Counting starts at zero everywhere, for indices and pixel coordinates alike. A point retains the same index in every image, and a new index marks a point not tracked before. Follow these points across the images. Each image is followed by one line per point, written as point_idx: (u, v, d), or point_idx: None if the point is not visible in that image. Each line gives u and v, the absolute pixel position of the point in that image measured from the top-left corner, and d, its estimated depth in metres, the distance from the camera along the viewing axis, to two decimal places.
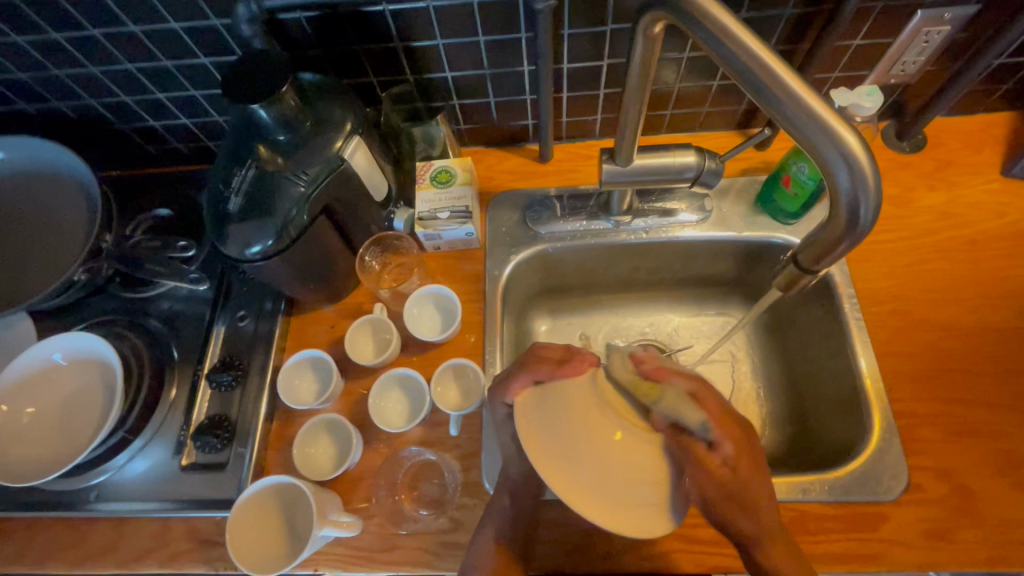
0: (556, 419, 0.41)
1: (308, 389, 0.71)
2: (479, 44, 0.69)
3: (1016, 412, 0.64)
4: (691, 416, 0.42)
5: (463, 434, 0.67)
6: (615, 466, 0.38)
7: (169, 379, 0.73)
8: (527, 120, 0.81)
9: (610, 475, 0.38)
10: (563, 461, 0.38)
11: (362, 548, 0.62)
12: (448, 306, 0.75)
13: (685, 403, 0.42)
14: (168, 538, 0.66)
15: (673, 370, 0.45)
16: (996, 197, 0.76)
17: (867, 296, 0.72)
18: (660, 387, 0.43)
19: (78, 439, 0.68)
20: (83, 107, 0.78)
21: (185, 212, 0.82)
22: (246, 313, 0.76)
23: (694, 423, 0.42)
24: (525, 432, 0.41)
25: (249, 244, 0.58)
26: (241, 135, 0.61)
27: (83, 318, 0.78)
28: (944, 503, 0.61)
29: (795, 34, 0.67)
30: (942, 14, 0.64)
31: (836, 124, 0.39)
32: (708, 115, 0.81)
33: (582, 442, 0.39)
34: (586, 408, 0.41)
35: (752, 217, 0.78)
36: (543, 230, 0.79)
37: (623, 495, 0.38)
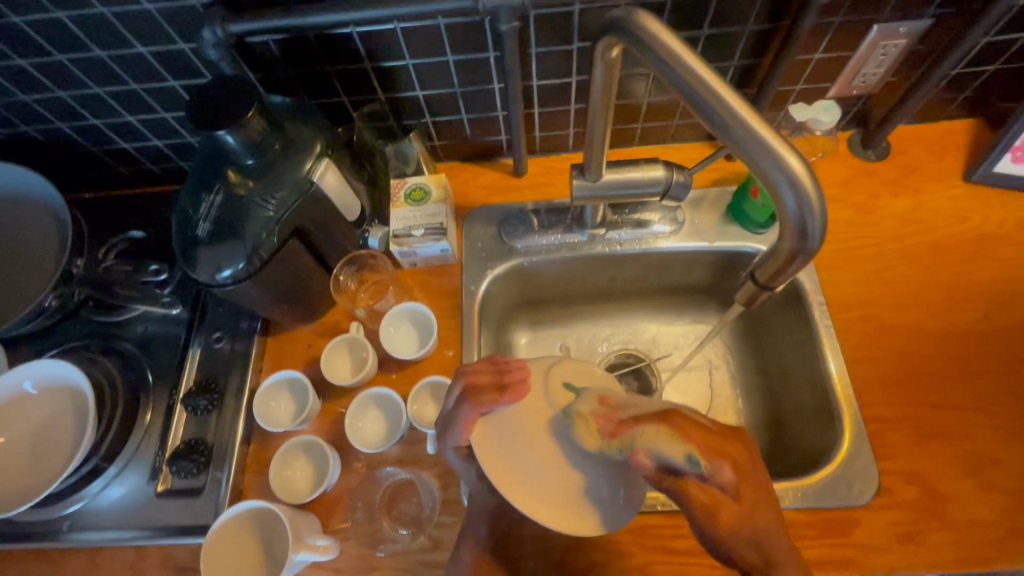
0: (518, 450, 0.46)
1: (284, 411, 0.70)
2: (448, 63, 0.69)
3: (982, 413, 0.65)
4: (672, 452, 0.38)
5: (441, 451, 0.67)
6: (564, 470, 0.45)
7: (143, 403, 0.72)
8: (500, 136, 0.82)
9: (561, 484, 0.45)
10: (520, 485, 0.44)
11: (341, 570, 0.62)
12: (424, 322, 0.75)
13: (662, 434, 0.39)
14: (144, 566, 0.65)
15: (641, 413, 0.41)
16: (958, 202, 0.78)
17: (837, 303, 0.73)
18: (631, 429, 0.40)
19: (51, 468, 0.67)
20: (52, 131, 0.77)
21: (159, 234, 0.81)
22: (222, 335, 0.75)
23: (681, 463, 0.38)
24: (487, 458, 0.46)
25: (219, 268, 0.58)
26: (210, 160, 0.61)
27: (56, 344, 0.77)
28: (914, 506, 0.62)
29: (757, 49, 0.69)
30: (898, 28, 0.66)
31: (781, 148, 0.40)
32: (678, 127, 0.83)
33: (537, 458, 0.45)
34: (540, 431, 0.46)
35: (723, 226, 0.80)
36: (519, 244, 0.80)
37: (571, 500, 0.45)
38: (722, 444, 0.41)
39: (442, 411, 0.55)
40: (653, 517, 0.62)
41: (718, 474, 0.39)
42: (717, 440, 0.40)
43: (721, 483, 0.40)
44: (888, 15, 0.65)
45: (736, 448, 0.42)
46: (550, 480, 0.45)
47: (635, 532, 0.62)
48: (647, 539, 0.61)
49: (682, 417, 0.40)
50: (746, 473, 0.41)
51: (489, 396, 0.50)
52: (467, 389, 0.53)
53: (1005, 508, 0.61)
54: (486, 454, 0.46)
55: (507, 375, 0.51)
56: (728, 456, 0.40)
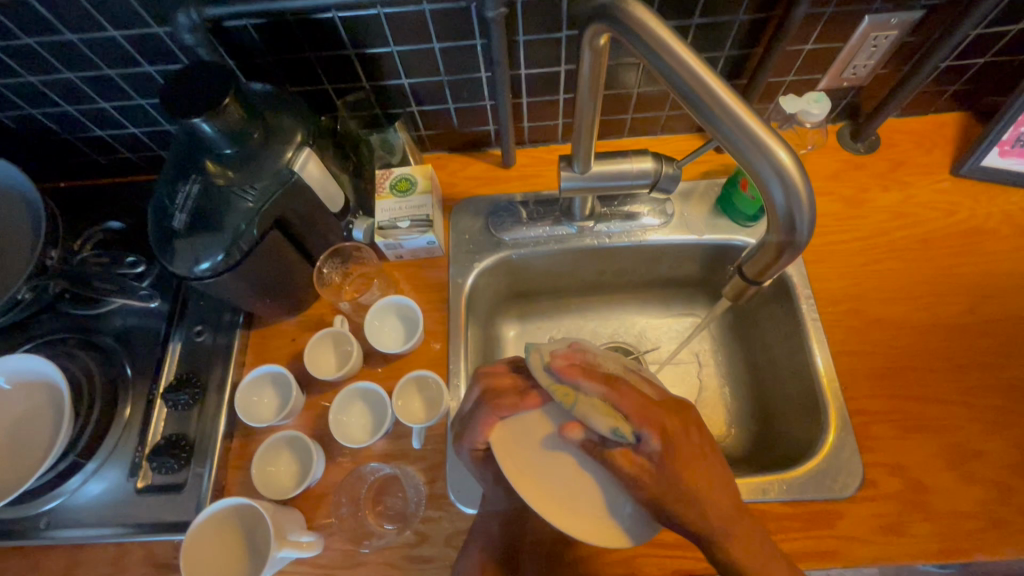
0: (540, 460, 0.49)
1: (268, 406, 0.69)
2: (434, 51, 0.68)
3: (965, 406, 0.66)
4: (602, 419, 0.45)
5: (427, 446, 0.67)
6: (586, 480, 0.48)
7: (123, 398, 0.71)
8: (488, 126, 0.81)
9: (585, 494, 0.48)
10: (543, 495, 0.47)
11: (326, 566, 0.62)
12: (410, 316, 0.74)
13: (598, 408, 0.46)
14: (125, 563, 0.64)
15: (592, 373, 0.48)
16: (945, 196, 0.78)
17: (824, 296, 0.73)
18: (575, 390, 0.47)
19: (27, 464, 0.65)
20: (24, 117, 0.75)
21: (137, 225, 0.79)
22: (203, 328, 0.74)
23: (606, 426, 0.45)
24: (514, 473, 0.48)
25: (197, 261, 0.57)
26: (187, 149, 0.59)
27: (31, 337, 0.75)
28: (898, 498, 0.62)
29: (748, 40, 0.68)
30: (889, 20, 0.65)
31: (771, 142, 0.39)
32: (668, 118, 0.82)
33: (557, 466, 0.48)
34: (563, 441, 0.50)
35: (712, 219, 0.79)
36: (506, 237, 0.79)
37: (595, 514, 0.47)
38: (655, 415, 0.47)
39: (460, 413, 0.57)
40: None
41: (647, 438, 0.46)
42: (651, 413, 0.47)
43: (646, 444, 0.46)
44: (880, 6, 0.64)
45: (672, 416, 0.49)
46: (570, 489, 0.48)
47: None
48: None
49: (622, 386, 0.48)
50: (676, 441, 0.48)
51: (511, 400, 0.52)
52: (488, 390, 0.54)
53: (986, 499, 0.62)
54: (511, 462, 0.49)
55: (533, 380, 0.53)
56: (658, 422, 0.47)
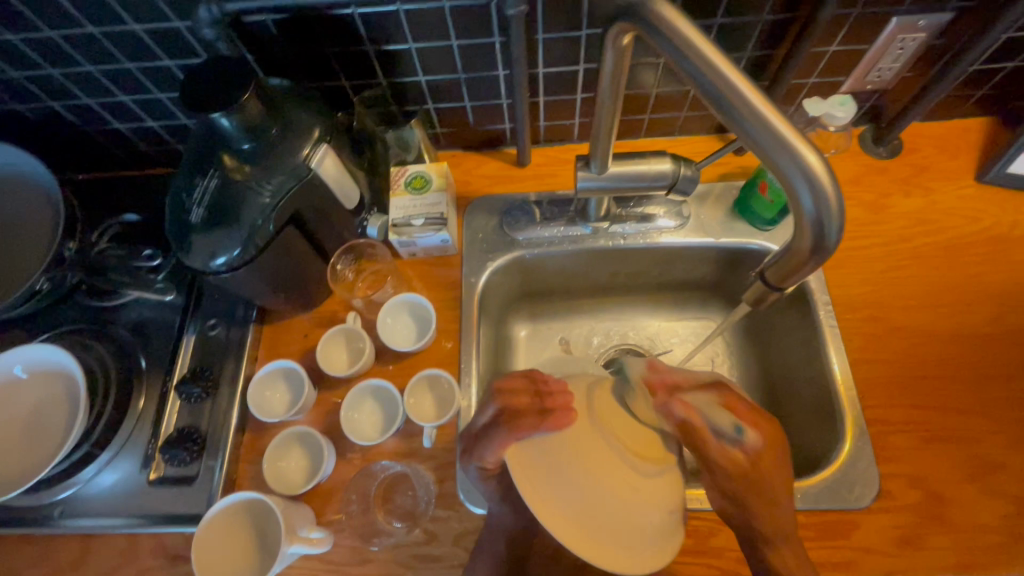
0: (564, 481, 0.39)
1: (279, 401, 0.69)
2: (453, 48, 0.67)
3: (986, 418, 0.65)
4: (721, 421, 0.44)
5: (438, 445, 0.66)
6: (624, 509, 0.38)
7: (137, 390, 0.71)
8: (504, 124, 0.80)
9: (626, 522, 0.38)
10: (569, 521, 0.38)
11: (335, 562, 0.62)
12: (423, 314, 0.74)
13: (716, 405, 0.44)
14: (138, 554, 0.65)
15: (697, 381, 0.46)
16: (970, 202, 0.76)
17: (843, 302, 0.72)
18: (690, 393, 0.44)
19: (42, 453, 0.66)
20: (44, 110, 0.75)
21: (153, 218, 0.79)
22: (217, 322, 0.74)
23: (725, 428, 0.45)
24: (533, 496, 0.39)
25: (214, 255, 0.57)
26: (205, 143, 0.59)
27: (48, 327, 0.75)
28: (915, 509, 0.61)
29: (771, 40, 0.67)
30: (917, 22, 0.64)
31: (799, 144, 0.38)
32: (686, 119, 0.81)
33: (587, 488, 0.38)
34: (597, 457, 0.39)
35: (729, 222, 0.78)
36: (520, 236, 0.78)
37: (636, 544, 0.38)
38: (755, 418, 0.47)
39: (473, 428, 0.56)
40: None
41: (751, 442, 0.46)
42: (751, 417, 0.46)
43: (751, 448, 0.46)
44: (908, 8, 0.63)
45: (764, 417, 0.48)
46: (605, 516, 0.38)
47: None
48: None
49: (727, 392, 0.46)
50: (774, 444, 0.48)
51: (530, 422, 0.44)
52: (505, 409, 0.53)
53: (1006, 513, 0.60)
54: (526, 477, 0.40)
55: (549, 401, 0.45)
56: (763, 425, 0.47)
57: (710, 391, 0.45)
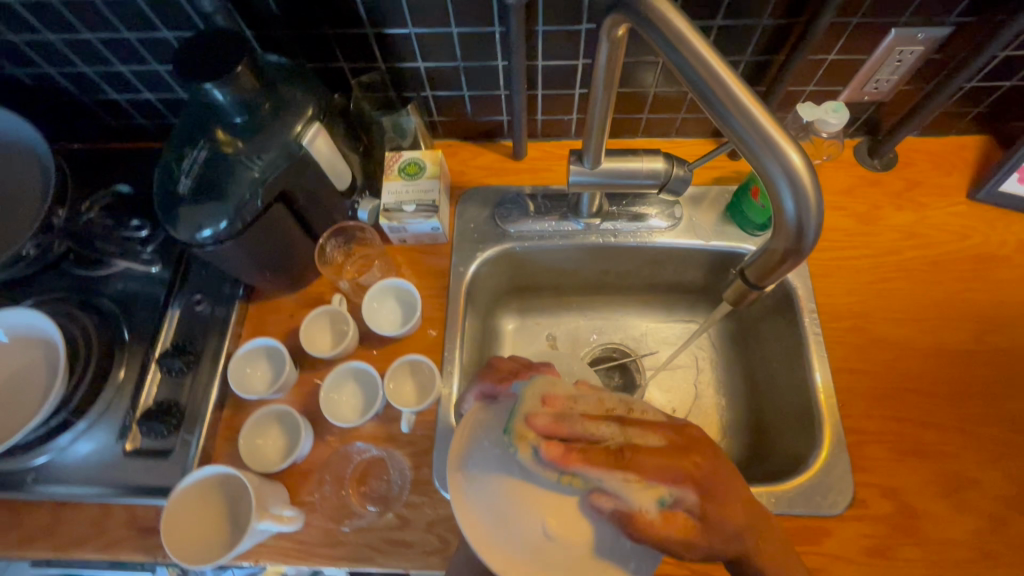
0: (493, 513, 0.39)
1: (260, 378, 0.69)
2: (452, 36, 0.67)
3: (963, 433, 0.65)
4: (642, 497, 0.37)
5: (416, 431, 0.66)
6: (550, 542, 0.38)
7: (118, 361, 0.71)
8: (502, 116, 0.80)
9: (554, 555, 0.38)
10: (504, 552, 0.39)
11: (306, 543, 0.62)
12: (409, 300, 0.73)
13: (631, 482, 0.37)
14: (108, 524, 0.65)
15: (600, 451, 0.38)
16: (961, 219, 0.76)
17: (828, 311, 0.72)
18: (584, 473, 0.38)
19: (19, 417, 0.66)
20: (41, 76, 0.75)
21: (144, 190, 0.79)
22: (203, 298, 0.74)
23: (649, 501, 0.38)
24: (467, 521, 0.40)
25: (200, 228, 0.57)
26: (199, 116, 0.59)
27: (32, 294, 0.75)
28: (887, 520, 0.61)
29: (770, 46, 0.67)
30: (916, 34, 0.64)
31: (784, 142, 0.38)
32: (684, 121, 0.81)
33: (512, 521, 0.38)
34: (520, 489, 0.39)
35: (721, 226, 0.78)
36: (511, 229, 0.78)
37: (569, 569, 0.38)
38: (673, 468, 0.39)
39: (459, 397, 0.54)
40: None
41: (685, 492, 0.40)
42: (679, 464, 0.40)
43: (686, 499, 0.40)
44: (907, 19, 0.63)
45: (696, 452, 0.42)
46: (531, 549, 0.38)
47: None
48: None
49: (638, 452, 0.39)
50: (714, 482, 0.42)
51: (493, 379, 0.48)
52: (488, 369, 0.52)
53: (977, 529, 0.60)
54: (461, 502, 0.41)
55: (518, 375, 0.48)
56: (696, 468, 0.41)
57: (613, 462, 0.38)
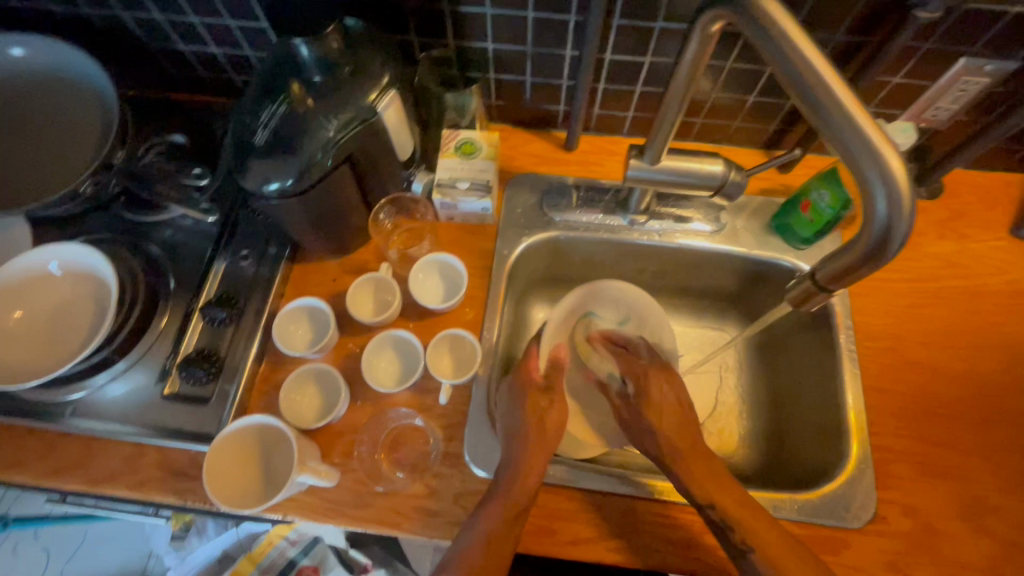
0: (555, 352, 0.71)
1: (301, 337, 0.71)
2: (527, 20, 0.68)
3: (988, 461, 0.66)
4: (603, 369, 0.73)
5: (451, 405, 0.68)
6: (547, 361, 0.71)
7: (162, 307, 0.72)
8: (559, 106, 0.81)
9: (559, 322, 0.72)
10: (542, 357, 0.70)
11: (334, 501, 0.63)
12: (453, 277, 0.75)
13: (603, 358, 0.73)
14: (141, 463, 0.66)
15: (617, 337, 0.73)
16: (1001, 253, 0.77)
17: (864, 330, 0.73)
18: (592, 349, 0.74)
19: (64, 351, 0.67)
20: (112, 18, 0.75)
21: (199, 140, 0.80)
22: (250, 254, 0.74)
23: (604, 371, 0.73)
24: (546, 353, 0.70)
25: (267, 180, 0.57)
26: (278, 71, 0.60)
27: (83, 232, 0.76)
28: (907, 537, 0.62)
29: (839, 62, 0.68)
30: (984, 66, 0.65)
31: (882, 144, 0.38)
32: (738, 130, 0.82)
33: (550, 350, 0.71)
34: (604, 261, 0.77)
35: (765, 237, 0.79)
36: (558, 218, 0.79)
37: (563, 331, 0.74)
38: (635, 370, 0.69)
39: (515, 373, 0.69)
40: (648, 503, 0.63)
41: (632, 386, 0.68)
42: (635, 368, 0.69)
43: (629, 391, 0.69)
44: (978, 50, 0.64)
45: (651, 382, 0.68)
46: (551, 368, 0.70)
47: (631, 514, 0.63)
48: (640, 523, 0.63)
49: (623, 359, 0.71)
50: (658, 391, 0.67)
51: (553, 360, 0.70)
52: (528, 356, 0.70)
53: (993, 555, 0.61)
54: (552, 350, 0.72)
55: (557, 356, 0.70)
56: (646, 375, 0.68)
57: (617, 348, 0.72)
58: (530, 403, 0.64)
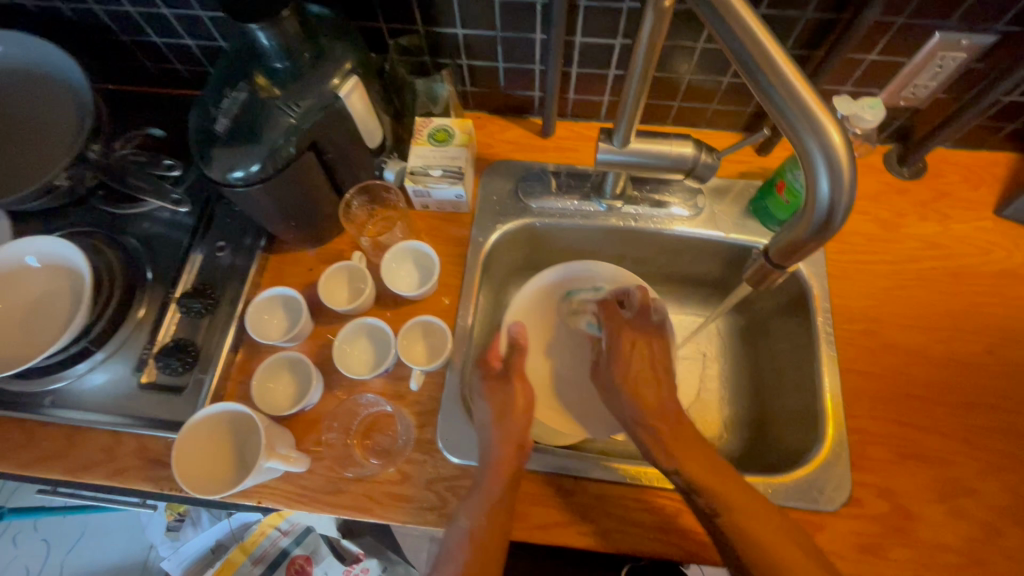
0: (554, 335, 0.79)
1: (276, 326, 0.71)
2: (493, 3, 0.67)
3: (967, 443, 0.65)
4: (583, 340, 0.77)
5: (424, 391, 0.68)
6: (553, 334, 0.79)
7: (139, 299, 0.72)
8: (534, 92, 0.81)
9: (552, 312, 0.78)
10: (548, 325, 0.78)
11: (307, 488, 0.63)
12: (427, 264, 0.75)
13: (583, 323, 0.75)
14: (119, 452, 0.66)
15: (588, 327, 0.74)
16: (985, 234, 0.76)
17: (842, 313, 0.72)
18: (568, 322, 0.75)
19: (43, 343, 0.68)
20: (85, 11, 0.76)
21: (177, 134, 0.81)
22: (226, 245, 0.75)
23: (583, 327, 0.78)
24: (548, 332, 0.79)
25: (232, 168, 0.57)
26: (241, 58, 0.60)
27: (61, 226, 0.77)
28: (882, 520, 0.62)
29: (811, 40, 0.67)
30: (959, 41, 0.63)
31: (826, 120, 0.38)
32: (715, 113, 0.81)
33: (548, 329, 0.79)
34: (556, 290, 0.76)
35: (743, 220, 0.78)
36: (534, 204, 0.79)
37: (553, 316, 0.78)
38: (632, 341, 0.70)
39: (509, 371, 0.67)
40: (621, 488, 0.63)
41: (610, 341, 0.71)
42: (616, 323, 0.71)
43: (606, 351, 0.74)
44: (953, 23, 0.62)
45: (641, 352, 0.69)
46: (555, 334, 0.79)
47: (602, 500, 0.63)
48: (612, 507, 0.63)
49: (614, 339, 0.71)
50: (632, 349, 0.69)
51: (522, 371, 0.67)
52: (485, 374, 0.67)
53: (970, 537, 0.61)
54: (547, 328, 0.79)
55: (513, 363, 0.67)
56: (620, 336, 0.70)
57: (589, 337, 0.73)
58: (489, 391, 0.65)
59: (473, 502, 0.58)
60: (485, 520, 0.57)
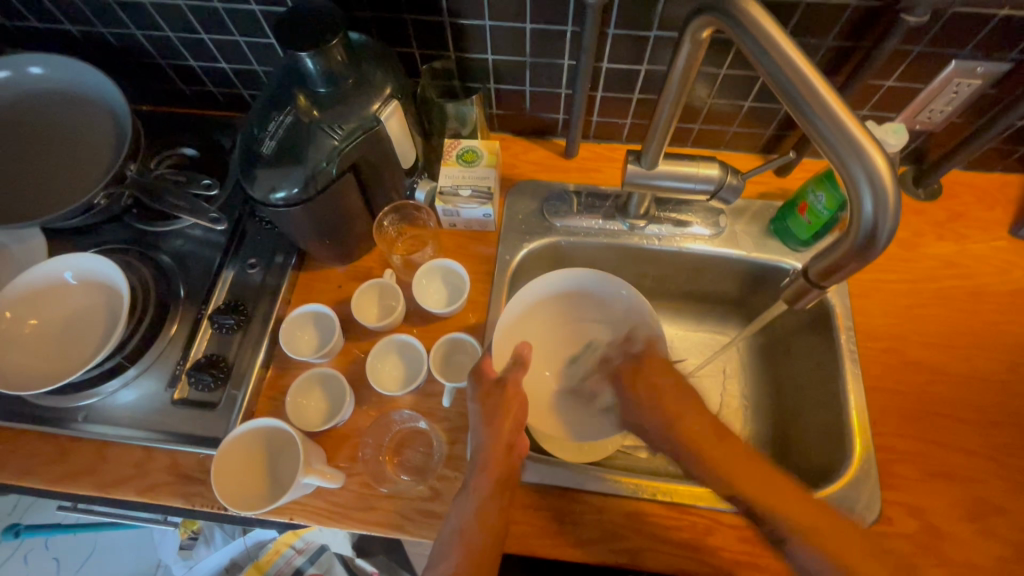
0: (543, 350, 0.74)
1: (307, 342, 0.73)
2: (525, 31, 0.70)
3: (993, 461, 0.66)
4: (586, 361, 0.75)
5: (454, 408, 0.68)
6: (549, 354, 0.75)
7: (171, 315, 0.73)
8: (558, 115, 0.83)
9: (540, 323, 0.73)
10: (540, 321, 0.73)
11: (339, 504, 0.63)
12: (456, 282, 0.76)
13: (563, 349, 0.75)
14: (151, 468, 0.67)
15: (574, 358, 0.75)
16: (1001, 254, 0.77)
17: (864, 331, 0.74)
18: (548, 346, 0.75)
19: (79, 358, 0.69)
20: (126, 36, 0.78)
21: (210, 153, 0.83)
22: (257, 262, 0.76)
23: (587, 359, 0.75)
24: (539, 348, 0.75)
25: (274, 189, 0.59)
26: (285, 83, 0.62)
27: (97, 243, 0.78)
28: (912, 538, 0.62)
29: (831, 67, 0.69)
30: (976, 67, 0.66)
31: (869, 146, 0.40)
32: (734, 135, 0.83)
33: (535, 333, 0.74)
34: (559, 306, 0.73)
35: (764, 240, 0.80)
36: (559, 223, 0.80)
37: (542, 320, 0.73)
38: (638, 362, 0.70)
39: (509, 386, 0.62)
40: (651, 506, 0.64)
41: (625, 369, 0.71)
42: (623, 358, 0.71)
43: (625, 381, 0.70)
44: (969, 52, 0.65)
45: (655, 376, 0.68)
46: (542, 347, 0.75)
47: (633, 516, 0.63)
48: (642, 524, 0.63)
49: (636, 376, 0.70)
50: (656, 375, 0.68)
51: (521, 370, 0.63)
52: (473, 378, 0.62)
53: (1002, 556, 0.61)
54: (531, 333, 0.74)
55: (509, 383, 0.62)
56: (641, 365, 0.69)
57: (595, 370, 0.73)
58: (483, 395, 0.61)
59: (465, 505, 0.56)
60: (475, 523, 0.55)
